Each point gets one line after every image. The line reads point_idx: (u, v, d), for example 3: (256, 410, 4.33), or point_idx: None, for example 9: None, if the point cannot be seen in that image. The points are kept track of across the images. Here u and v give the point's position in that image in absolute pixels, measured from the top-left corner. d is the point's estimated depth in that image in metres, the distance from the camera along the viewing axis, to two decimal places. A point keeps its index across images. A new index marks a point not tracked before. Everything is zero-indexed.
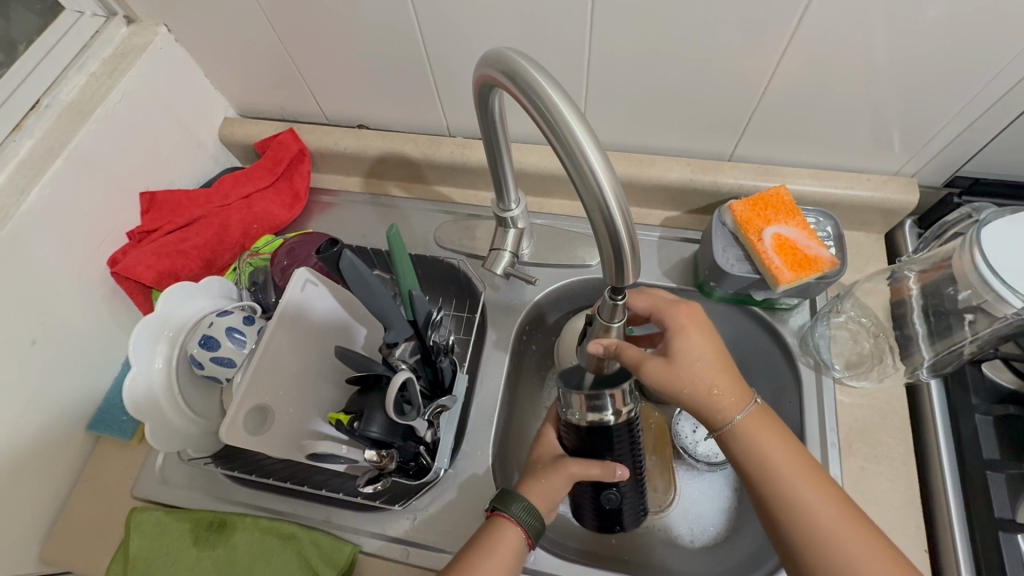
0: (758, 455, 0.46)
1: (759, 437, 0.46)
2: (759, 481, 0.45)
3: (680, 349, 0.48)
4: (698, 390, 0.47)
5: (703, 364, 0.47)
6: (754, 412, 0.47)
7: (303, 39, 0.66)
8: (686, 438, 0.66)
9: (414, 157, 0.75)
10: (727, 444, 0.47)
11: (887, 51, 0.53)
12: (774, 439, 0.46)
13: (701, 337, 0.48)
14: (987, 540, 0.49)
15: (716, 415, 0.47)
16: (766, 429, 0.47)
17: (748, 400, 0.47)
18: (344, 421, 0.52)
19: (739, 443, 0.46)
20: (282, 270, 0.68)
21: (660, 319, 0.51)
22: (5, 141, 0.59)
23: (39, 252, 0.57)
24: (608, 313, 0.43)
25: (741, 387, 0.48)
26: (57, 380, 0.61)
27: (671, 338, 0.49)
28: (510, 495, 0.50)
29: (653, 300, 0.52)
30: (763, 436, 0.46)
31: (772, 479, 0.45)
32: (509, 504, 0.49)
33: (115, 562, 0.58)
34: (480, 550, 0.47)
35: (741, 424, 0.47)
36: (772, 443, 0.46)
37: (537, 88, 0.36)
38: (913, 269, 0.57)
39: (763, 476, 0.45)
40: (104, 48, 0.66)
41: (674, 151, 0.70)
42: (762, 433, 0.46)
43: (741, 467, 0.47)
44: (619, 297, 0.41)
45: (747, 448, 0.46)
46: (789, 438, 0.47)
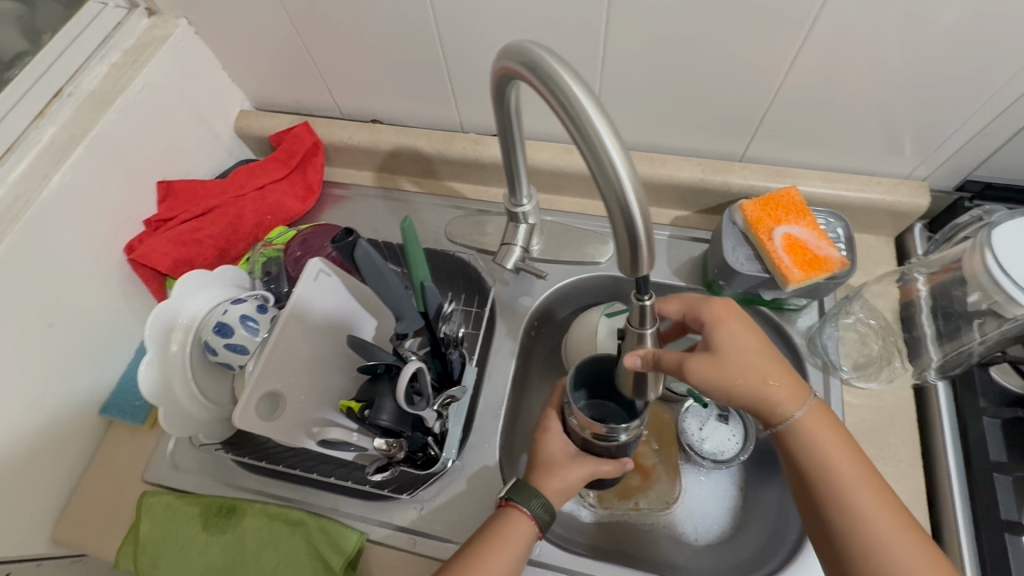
0: (820, 452, 0.46)
1: (816, 432, 0.46)
2: (816, 477, 0.45)
3: (726, 342, 0.46)
4: (753, 382, 0.45)
5: (755, 355, 0.46)
6: (812, 407, 0.47)
7: (320, 34, 0.66)
8: (692, 436, 0.65)
9: (426, 152, 0.76)
10: (784, 437, 0.47)
11: (900, 55, 0.53)
12: (831, 433, 0.47)
13: (747, 330, 0.47)
14: (994, 542, 0.50)
15: (775, 408, 0.46)
16: (821, 424, 0.47)
17: (805, 394, 0.47)
18: (355, 409, 0.53)
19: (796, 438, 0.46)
20: (295, 260, 0.69)
21: (696, 315, 0.50)
22: (28, 129, 0.60)
23: (59, 237, 0.58)
24: (637, 318, 0.42)
25: (796, 381, 0.47)
26: (74, 364, 0.62)
27: (712, 331, 0.47)
28: (529, 490, 0.52)
29: (687, 300, 0.51)
30: (821, 432, 0.46)
31: (828, 476, 0.45)
32: (528, 499, 0.51)
33: (126, 543, 0.60)
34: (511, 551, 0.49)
35: (801, 419, 0.46)
36: (829, 438, 0.46)
37: (559, 80, 0.36)
38: (921, 272, 0.59)
39: (820, 472, 0.45)
40: (126, 38, 0.67)
41: (686, 150, 0.71)
42: (819, 429, 0.46)
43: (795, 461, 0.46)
44: (645, 296, 0.40)
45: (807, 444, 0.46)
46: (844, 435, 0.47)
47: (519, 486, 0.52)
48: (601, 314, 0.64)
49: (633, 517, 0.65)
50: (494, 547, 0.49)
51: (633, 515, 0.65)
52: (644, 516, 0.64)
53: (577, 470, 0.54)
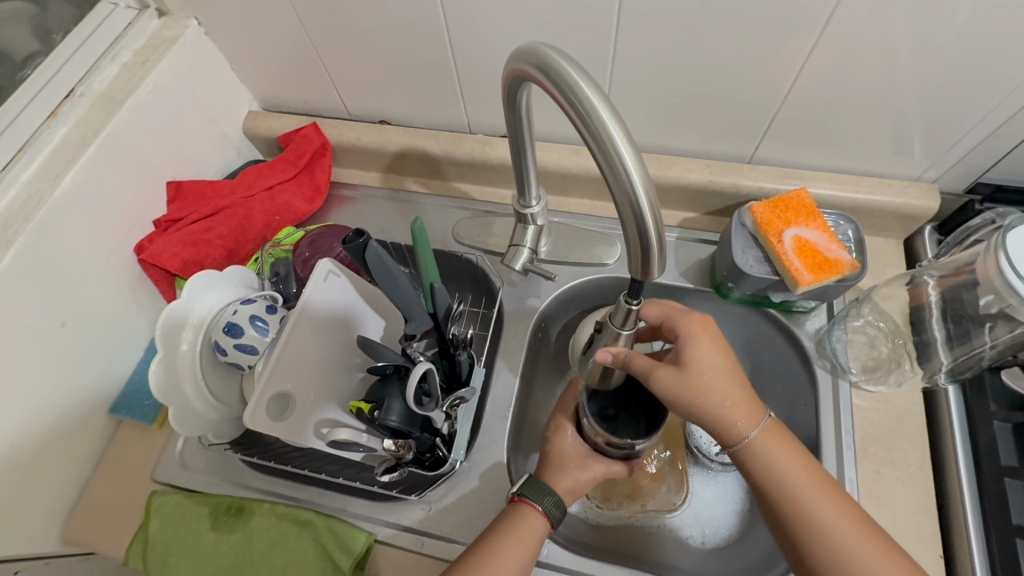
0: (777, 471, 0.46)
1: (774, 451, 0.46)
2: (775, 494, 0.45)
3: (692, 359, 0.47)
4: (713, 400, 0.46)
5: (716, 374, 0.47)
6: (767, 427, 0.47)
7: (330, 35, 0.67)
8: (701, 439, 0.68)
9: (434, 153, 0.76)
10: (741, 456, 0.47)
11: (913, 56, 0.53)
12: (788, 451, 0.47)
13: (712, 348, 0.48)
14: (1004, 547, 0.50)
15: (730, 429, 0.47)
16: (778, 443, 0.47)
17: (760, 414, 0.47)
18: (365, 410, 0.53)
19: (754, 455, 0.46)
20: (304, 260, 0.69)
21: (672, 328, 0.51)
22: (40, 129, 0.60)
23: (71, 236, 0.58)
24: (621, 318, 0.43)
25: (752, 402, 0.47)
26: (84, 363, 0.62)
27: (683, 347, 0.48)
28: (542, 487, 0.52)
29: (667, 310, 0.52)
30: (778, 450, 0.46)
31: (787, 493, 0.45)
32: (541, 496, 0.51)
33: (136, 542, 0.60)
34: (526, 556, 0.49)
35: (756, 438, 0.47)
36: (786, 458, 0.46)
37: (571, 82, 0.36)
38: (932, 275, 0.59)
39: (779, 490, 0.45)
40: (136, 39, 0.67)
41: (694, 152, 0.71)
42: (776, 448, 0.46)
43: (754, 480, 0.46)
44: (635, 302, 0.41)
45: (765, 463, 0.46)
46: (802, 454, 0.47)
47: (533, 483, 0.53)
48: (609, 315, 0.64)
49: (639, 520, 0.65)
50: (511, 551, 0.48)
51: (639, 518, 0.65)
52: (651, 518, 0.65)
53: (590, 470, 0.55)
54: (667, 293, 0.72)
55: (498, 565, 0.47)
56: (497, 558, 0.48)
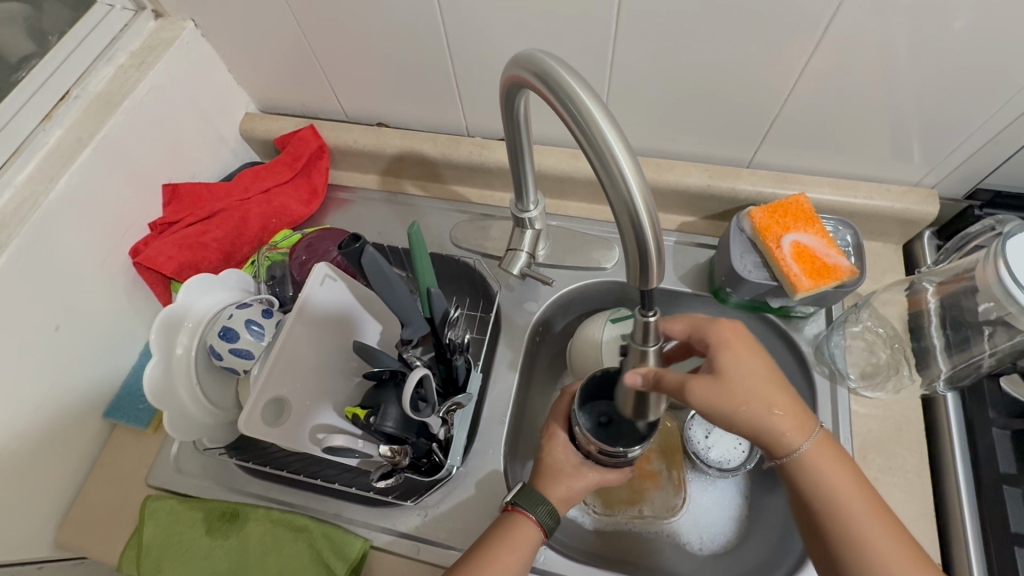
0: (826, 484, 0.44)
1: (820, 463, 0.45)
2: (824, 509, 0.44)
3: (731, 366, 0.44)
4: (760, 411, 0.43)
5: (761, 382, 0.44)
6: (819, 438, 0.45)
7: (328, 38, 0.66)
8: (698, 444, 0.65)
9: (431, 156, 0.76)
10: (788, 466, 0.45)
11: (912, 62, 0.52)
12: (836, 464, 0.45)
13: (753, 355, 0.45)
14: (1003, 555, 0.49)
15: (780, 440, 0.44)
16: (827, 455, 0.45)
17: (811, 425, 0.45)
18: (360, 415, 0.53)
19: (805, 469, 0.44)
20: (301, 264, 0.69)
21: (702, 338, 0.47)
22: (35, 131, 0.59)
23: (66, 239, 0.58)
24: (641, 335, 0.39)
25: (803, 412, 0.45)
26: (77, 366, 0.62)
27: (718, 355, 0.45)
28: (535, 496, 0.52)
29: (693, 320, 0.48)
30: (828, 464, 0.45)
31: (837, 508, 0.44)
32: (534, 505, 0.51)
33: (129, 547, 0.60)
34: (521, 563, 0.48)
35: (807, 451, 0.44)
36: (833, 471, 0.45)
37: (569, 89, 0.36)
38: (932, 281, 0.58)
39: (829, 506, 0.44)
40: (133, 40, 0.67)
41: (693, 156, 0.70)
42: (827, 462, 0.45)
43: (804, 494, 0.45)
44: (651, 313, 0.37)
45: (817, 478, 0.44)
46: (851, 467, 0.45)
47: (526, 491, 0.52)
48: (607, 320, 0.63)
49: (637, 526, 0.64)
50: (506, 558, 0.48)
51: (638, 524, 0.64)
52: (648, 524, 0.64)
53: (582, 479, 0.54)
54: (666, 298, 0.71)
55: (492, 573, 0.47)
56: (492, 564, 0.47)
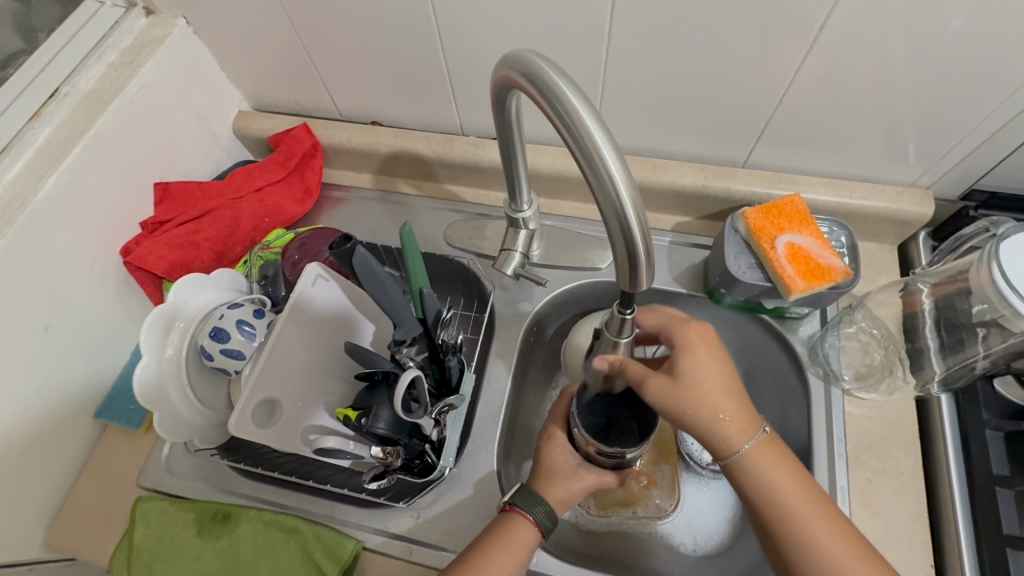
0: (771, 489, 0.44)
1: (766, 468, 0.44)
2: (770, 514, 0.44)
3: (686, 369, 0.45)
4: (705, 415, 0.44)
5: (711, 388, 0.44)
6: (763, 441, 0.45)
7: (321, 36, 0.66)
8: (691, 446, 0.67)
9: (425, 155, 0.75)
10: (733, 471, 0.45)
11: (907, 62, 0.52)
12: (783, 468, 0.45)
13: (709, 358, 0.45)
14: (995, 556, 0.49)
15: (723, 443, 0.44)
16: (772, 459, 0.45)
17: (756, 428, 0.45)
18: (352, 417, 0.53)
19: (748, 474, 0.44)
20: (293, 264, 0.69)
21: (668, 337, 0.48)
22: (23, 129, 0.59)
23: (55, 239, 0.58)
24: (617, 327, 0.43)
25: (748, 415, 0.45)
26: (67, 366, 0.61)
27: (678, 357, 0.46)
28: (533, 496, 0.51)
29: (665, 317, 0.49)
30: (773, 468, 0.44)
31: (783, 512, 0.43)
32: (532, 505, 0.51)
33: (120, 549, 0.59)
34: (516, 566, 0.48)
35: (750, 454, 0.44)
36: (780, 475, 0.44)
37: (557, 90, 0.35)
38: (926, 282, 0.58)
39: (775, 510, 0.44)
40: (123, 38, 0.66)
41: (688, 156, 0.70)
42: (772, 465, 0.44)
43: (749, 498, 0.45)
44: (628, 311, 0.42)
45: (761, 482, 0.44)
46: (798, 469, 0.45)
47: (523, 492, 0.52)
48: (602, 319, 0.63)
49: (631, 526, 0.64)
50: (502, 559, 0.48)
51: (631, 524, 0.64)
52: (642, 525, 0.64)
53: (580, 480, 0.54)
54: (660, 298, 0.71)
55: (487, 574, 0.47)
56: (487, 564, 0.47)
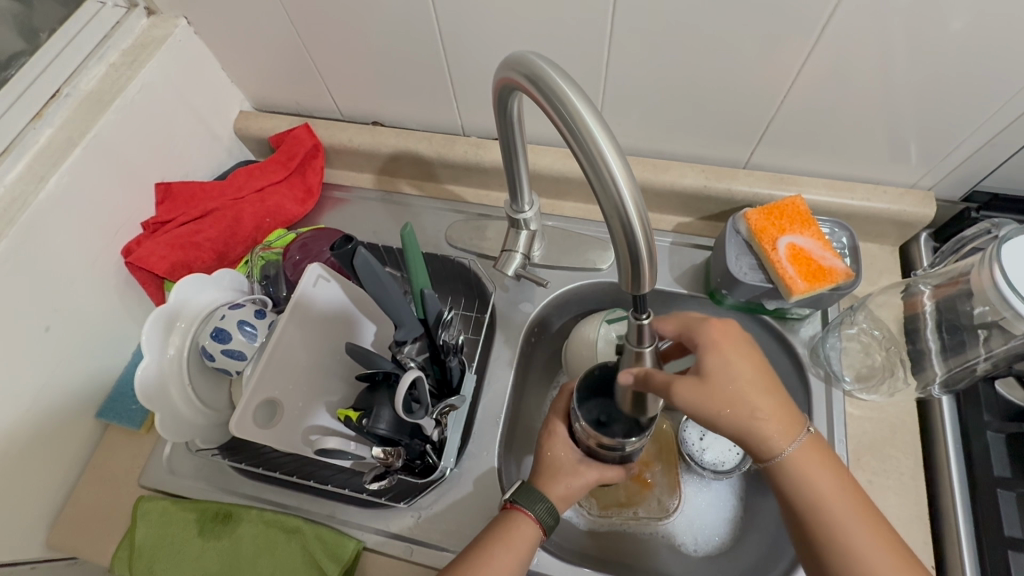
0: (813, 490, 0.44)
1: (807, 468, 0.44)
2: (808, 512, 0.44)
3: (716, 369, 0.44)
4: (743, 415, 0.43)
5: (747, 387, 0.43)
6: (806, 441, 0.45)
7: (322, 36, 0.66)
8: (692, 446, 0.65)
9: (426, 155, 0.75)
10: (772, 470, 0.45)
11: (908, 62, 0.52)
12: (826, 470, 0.45)
13: (739, 358, 0.44)
14: (996, 558, 0.49)
15: (764, 444, 0.44)
16: (815, 461, 0.45)
17: (797, 428, 0.44)
18: (353, 417, 0.53)
19: (790, 474, 0.44)
20: (294, 264, 0.68)
21: (690, 338, 0.46)
22: (25, 129, 0.59)
23: (57, 239, 0.58)
24: (636, 336, 0.41)
25: (789, 414, 0.44)
26: (69, 366, 0.61)
27: (704, 358, 0.44)
28: (532, 494, 0.51)
29: (682, 321, 0.47)
30: (815, 468, 0.44)
31: (820, 512, 0.44)
32: (533, 503, 0.51)
33: (121, 548, 0.59)
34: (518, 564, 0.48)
35: (792, 455, 0.44)
36: (823, 476, 0.44)
37: (560, 93, 0.35)
38: (928, 284, 0.58)
39: (813, 509, 0.44)
40: (124, 38, 0.66)
41: (689, 156, 0.70)
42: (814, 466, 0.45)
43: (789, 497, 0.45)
44: (643, 316, 0.39)
45: (801, 481, 0.44)
46: (840, 469, 0.45)
47: (525, 489, 0.52)
48: (603, 320, 0.63)
49: (632, 527, 0.64)
50: (503, 557, 0.48)
51: (632, 525, 0.64)
52: (643, 525, 0.64)
53: (583, 477, 0.54)
54: (662, 299, 0.71)
55: (488, 573, 0.47)
56: (489, 562, 0.47)
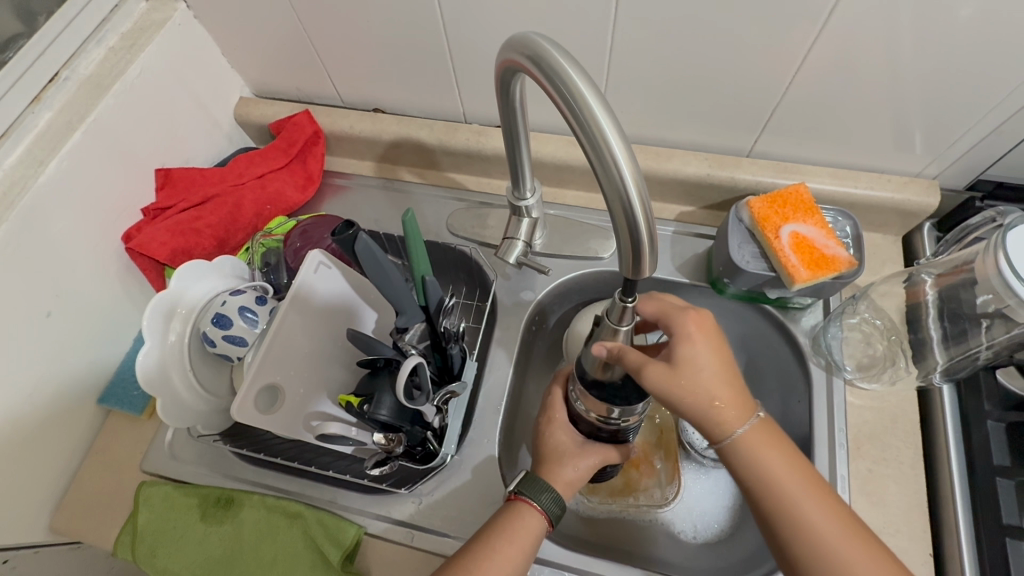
0: (766, 474, 0.44)
1: (760, 453, 0.44)
2: (764, 495, 0.44)
3: (685, 359, 0.44)
4: (701, 403, 0.44)
5: (705, 375, 0.44)
6: (757, 425, 0.45)
7: (323, 22, 0.65)
8: (691, 434, 0.68)
9: (428, 143, 0.75)
10: (727, 455, 0.45)
11: (914, 49, 0.52)
12: (777, 454, 0.44)
13: (706, 346, 0.45)
14: (995, 545, 0.50)
15: (717, 429, 0.44)
16: (767, 444, 0.44)
17: (750, 412, 0.45)
18: (354, 403, 0.53)
19: (740, 455, 0.44)
20: (295, 251, 0.68)
21: (667, 325, 0.46)
22: (24, 114, 0.58)
23: (56, 224, 0.57)
24: (617, 314, 0.42)
25: (744, 400, 0.45)
26: (72, 352, 0.62)
27: (676, 345, 0.45)
28: (540, 484, 0.52)
29: (664, 305, 0.47)
30: (766, 453, 0.44)
31: (774, 495, 0.43)
32: (538, 493, 0.51)
33: (124, 533, 0.60)
34: (522, 558, 0.48)
35: (742, 437, 0.44)
36: (775, 460, 0.44)
37: (564, 75, 0.35)
38: (931, 272, 0.58)
39: (769, 494, 0.44)
40: (123, 22, 0.65)
41: (692, 144, 0.69)
42: (766, 450, 0.44)
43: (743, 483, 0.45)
44: (629, 298, 0.40)
45: (752, 464, 0.44)
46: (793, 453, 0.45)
47: (529, 480, 0.52)
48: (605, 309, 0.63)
49: (631, 514, 0.65)
50: (505, 549, 0.48)
51: (632, 512, 0.65)
52: (643, 513, 0.65)
53: (586, 458, 0.54)
54: (662, 288, 0.71)
55: (489, 564, 0.47)
56: (491, 554, 0.47)
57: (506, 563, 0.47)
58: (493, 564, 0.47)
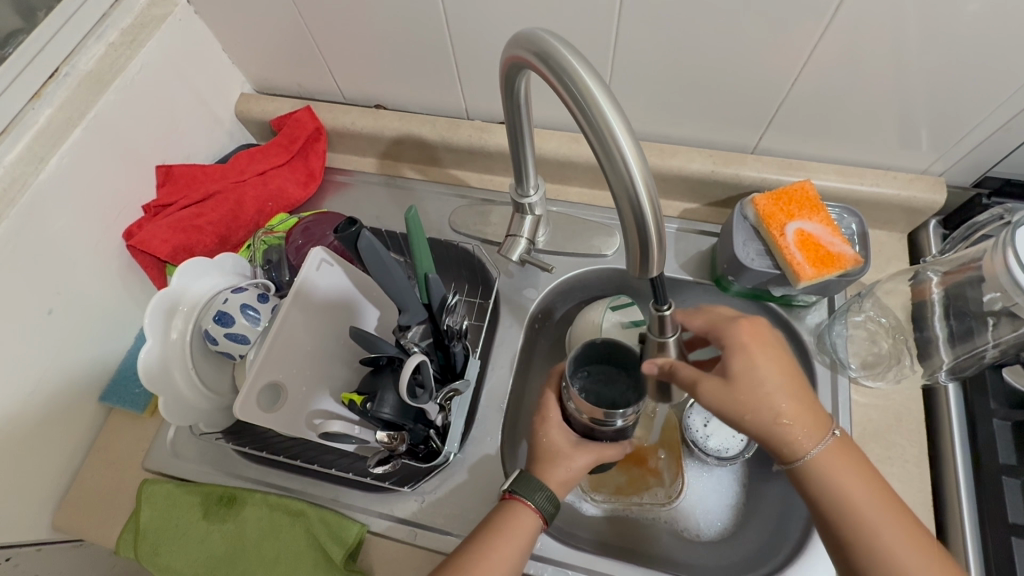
0: (838, 490, 0.44)
1: (832, 470, 0.44)
2: (835, 512, 0.44)
3: (743, 372, 0.44)
4: (766, 419, 0.44)
5: (772, 390, 0.44)
6: (831, 443, 0.45)
7: (325, 18, 0.65)
8: (696, 432, 0.66)
9: (430, 139, 0.74)
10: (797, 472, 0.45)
11: (921, 44, 0.51)
12: (850, 471, 0.44)
13: (768, 360, 0.44)
14: (1001, 545, 0.49)
15: (788, 446, 0.44)
16: (841, 462, 0.44)
17: (824, 429, 0.45)
18: (356, 402, 0.52)
19: (815, 476, 0.44)
20: (297, 248, 0.68)
21: (719, 337, 0.46)
22: (23, 111, 0.57)
23: (57, 221, 0.57)
24: (658, 327, 0.45)
25: (818, 416, 0.45)
26: (73, 349, 0.61)
27: (732, 358, 0.45)
28: (532, 483, 0.51)
29: (712, 318, 0.48)
30: (839, 471, 0.44)
31: (847, 511, 0.44)
32: (532, 492, 0.50)
33: (127, 531, 0.60)
34: (518, 556, 0.48)
35: (819, 456, 0.44)
36: (848, 477, 0.44)
37: (571, 71, 0.35)
38: (937, 271, 0.57)
39: (841, 510, 0.44)
40: (123, 17, 0.64)
41: (696, 141, 0.69)
42: (840, 466, 0.44)
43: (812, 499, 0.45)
44: (664, 307, 0.44)
45: (826, 481, 0.44)
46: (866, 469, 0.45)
47: (523, 479, 0.51)
48: (607, 308, 0.63)
49: (635, 512, 0.65)
50: (500, 547, 0.48)
51: (636, 510, 0.65)
52: (647, 510, 0.65)
53: (584, 456, 0.54)
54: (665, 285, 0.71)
55: (484, 563, 0.47)
56: (486, 554, 0.47)
57: (501, 562, 0.47)
58: (488, 563, 0.47)
